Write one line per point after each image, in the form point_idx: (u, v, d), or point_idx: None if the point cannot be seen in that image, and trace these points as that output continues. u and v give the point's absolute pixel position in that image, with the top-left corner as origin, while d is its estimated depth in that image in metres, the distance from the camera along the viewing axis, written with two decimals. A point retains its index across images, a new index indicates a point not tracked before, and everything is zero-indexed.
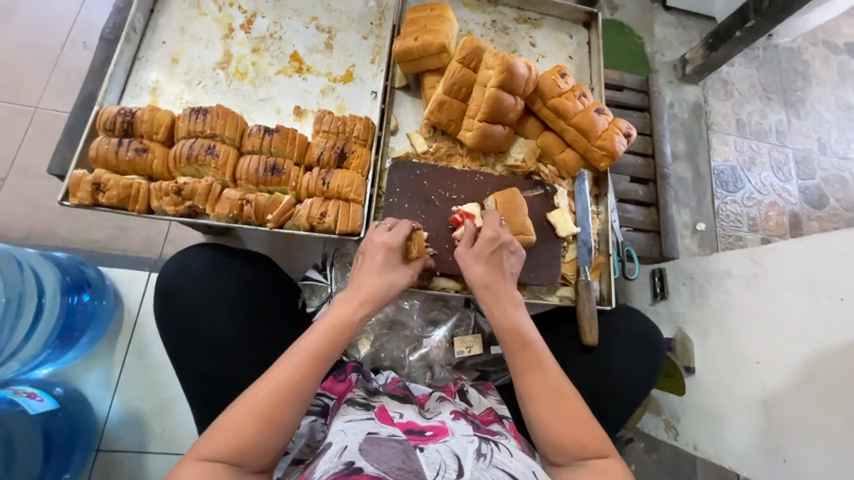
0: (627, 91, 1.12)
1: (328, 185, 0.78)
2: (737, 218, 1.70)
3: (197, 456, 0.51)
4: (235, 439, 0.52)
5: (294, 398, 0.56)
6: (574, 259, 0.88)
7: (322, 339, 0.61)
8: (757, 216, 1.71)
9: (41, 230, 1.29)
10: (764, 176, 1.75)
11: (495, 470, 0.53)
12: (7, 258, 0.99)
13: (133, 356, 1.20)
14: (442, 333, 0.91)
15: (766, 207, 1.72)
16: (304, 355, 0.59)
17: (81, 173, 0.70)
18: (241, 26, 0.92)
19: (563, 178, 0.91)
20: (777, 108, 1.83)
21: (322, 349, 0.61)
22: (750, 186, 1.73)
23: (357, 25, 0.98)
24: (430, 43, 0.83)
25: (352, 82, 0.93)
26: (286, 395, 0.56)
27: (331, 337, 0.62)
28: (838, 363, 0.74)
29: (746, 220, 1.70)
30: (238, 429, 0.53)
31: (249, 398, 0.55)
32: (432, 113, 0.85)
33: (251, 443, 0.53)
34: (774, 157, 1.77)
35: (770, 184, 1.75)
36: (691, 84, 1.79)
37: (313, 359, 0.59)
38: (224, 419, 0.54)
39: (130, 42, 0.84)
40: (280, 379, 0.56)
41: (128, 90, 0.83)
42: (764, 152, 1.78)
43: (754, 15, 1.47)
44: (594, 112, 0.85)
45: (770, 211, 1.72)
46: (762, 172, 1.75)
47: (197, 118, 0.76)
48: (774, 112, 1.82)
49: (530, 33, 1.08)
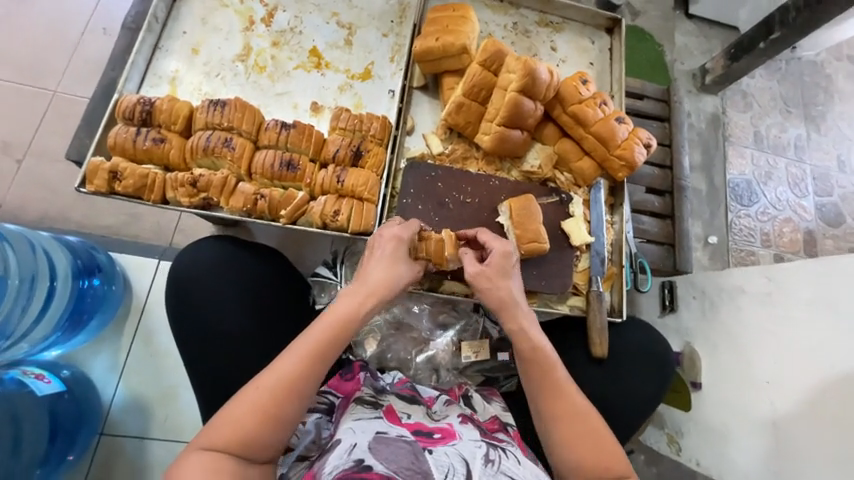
0: (647, 100, 1.10)
1: (343, 182, 0.77)
2: (750, 233, 1.67)
3: (201, 447, 0.52)
4: (235, 433, 0.53)
5: (293, 393, 0.57)
6: (585, 269, 0.87)
7: (322, 335, 0.60)
8: (771, 231, 1.68)
9: (55, 214, 1.30)
10: (780, 191, 1.72)
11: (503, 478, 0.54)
12: (22, 240, 1.00)
13: (139, 343, 1.21)
14: (449, 337, 0.90)
15: (780, 223, 1.69)
16: (305, 351, 0.59)
17: (99, 160, 0.70)
18: (261, 19, 0.92)
19: (579, 186, 0.90)
20: (797, 122, 1.79)
21: (323, 344, 0.60)
22: (765, 201, 1.70)
23: (377, 23, 0.97)
24: (451, 44, 0.83)
25: (370, 80, 0.93)
26: (285, 390, 0.56)
27: (333, 333, 0.61)
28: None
29: (759, 236, 1.67)
30: (240, 423, 0.54)
31: (248, 392, 0.56)
32: (449, 115, 0.85)
33: (251, 437, 0.54)
34: (791, 172, 1.74)
35: (785, 199, 1.71)
36: (710, 94, 1.76)
37: (313, 355, 0.59)
38: (224, 414, 0.55)
39: (152, 31, 0.85)
40: (278, 374, 0.57)
41: (147, 79, 0.83)
42: (781, 167, 1.75)
43: (779, 26, 1.44)
44: (615, 121, 0.84)
45: (784, 228, 1.69)
46: (778, 187, 1.72)
47: (215, 110, 0.76)
48: (794, 127, 1.79)
49: (552, 37, 1.07)
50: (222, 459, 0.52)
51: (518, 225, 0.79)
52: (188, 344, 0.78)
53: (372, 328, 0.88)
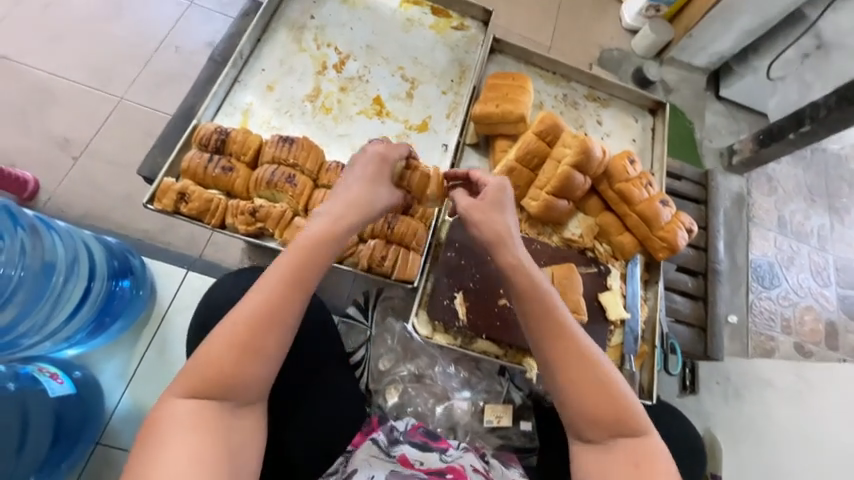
0: (685, 180, 1.13)
1: (393, 230, 0.80)
2: (771, 317, 1.65)
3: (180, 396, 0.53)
4: (212, 375, 0.53)
5: (271, 325, 0.56)
6: (618, 345, 0.86)
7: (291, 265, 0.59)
8: (792, 317, 1.66)
9: (99, 212, 1.35)
10: (802, 277, 1.71)
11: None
12: (72, 238, 1.05)
13: (154, 352, 1.20)
14: (471, 397, 0.89)
15: (802, 309, 1.67)
16: (274, 285, 0.58)
17: (171, 181, 0.75)
18: (333, 65, 0.99)
19: (616, 259, 0.92)
20: (820, 211, 1.81)
21: (294, 272, 0.59)
22: (786, 285, 1.69)
23: (438, 80, 1.04)
24: (510, 112, 0.89)
25: (426, 132, 0.98)
26: (259, 326, 0.56)
27: (304, 261, 0.60)
28: None
29: (779, 321, 1.65)
30: (216, 363, 0.54)
31: (222, 333, 0.55)
32: (499, 176, 0.88)
33: (232, 373, 0.54)
34: (813, 260, 1.74)
35: (807, 286, 1.70)
36: (737, 174, 1.77)
37: (288, 286, 0.58)
38: (200, 354, 0.55)
39: (235, 66, 0.91)
40: (245, 310, 0.56)
41: (223, 108, 0.89)
42: (803, 253, 1.75)
43: (809, 121, 1.48)
44: (659, 203, 0.86)
45: (805, 315, 1.67)
46: (800, 273, 1.72)
47: (284, 146, 0.81)
48: (817, 215, 1.81)
49: (598, 111, 1.12)
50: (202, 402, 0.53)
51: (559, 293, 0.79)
52: None
53: (395, 377, 0.88)
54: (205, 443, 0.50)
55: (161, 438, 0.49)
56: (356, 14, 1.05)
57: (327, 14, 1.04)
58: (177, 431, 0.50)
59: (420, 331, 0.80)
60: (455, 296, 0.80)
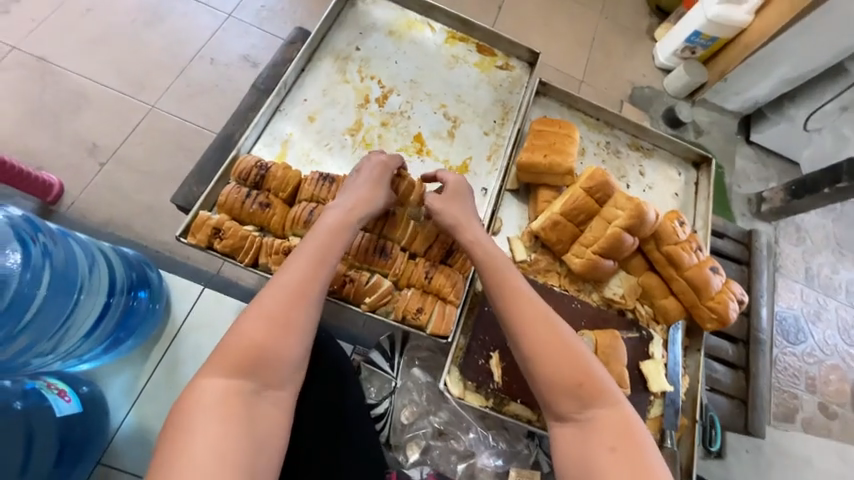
0: (726, 239, 1.09)
1: (430, 280, 0.76)
2: (795, 374, 1.55)
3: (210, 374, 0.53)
4: (244, 350, 0.55)
5: (300, 300, 0.59)
6: (657, 417, 0.80)
7: (316, 245, 0.64)
8: (817, 375, 1.56)
9: (120, 220, 1.33)
10: (829, 334, 1.62)
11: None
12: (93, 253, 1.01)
13: (163, 370, 1.16)
14: (496, 460, 0.82)
15: (827, 368, 1.57)
16: (297, 262, 0.61)
17: (207, 215, 0.72)
18: (376, 99, 0.97)
19: (658, 322, 0.87)
20: (849, 265, 1.75)
21: (318, 252, 0.63)
22: (813, 341, 1.60)
23: (481, 120, 1.01)
24: (559, 165, 0.86)
25: (465, 174, 0.95)
26: (288, 300, 0.58)
27: (326, 242, 0.64)
28: None
29: (804, 378, 1.54)
30: (249, 338, 0.55)
31: (253, 309, 0.57)
32: (542, 229, 0.85)
33: (262, 348, 0.55)
34: (841, 315, 1.67)
35: (834, 344, 1.62)
36: (764, 221, 1.70)
37: (313, 265, 0.62)
38: (231, 336, 0.56)
39: (278, 95, 0.90)
40: (273, 287, 0.59)
41: (263, 137, 0.87)
42: (831, 308, 1.67)
43: (847, 176, 1.41)
44: (709, 269, 0.82)
45: (831, 374, 1.57)
46: (827, 329, 1.63)
47: (324, 184, 0.78)
48: (846, 269, 1.74)
49: (640, 161, 1.09)
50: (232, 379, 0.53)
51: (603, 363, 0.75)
52: None
53: (418, 432, 0.83)
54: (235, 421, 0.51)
55: (194, 418, 0.50)
56: (401, 48, 1.04)
57: (373, 46, 1.03)
58: (209, 411, 0.51)
59: (451, 391, 0.75)
60: (490, 356, 0.76)
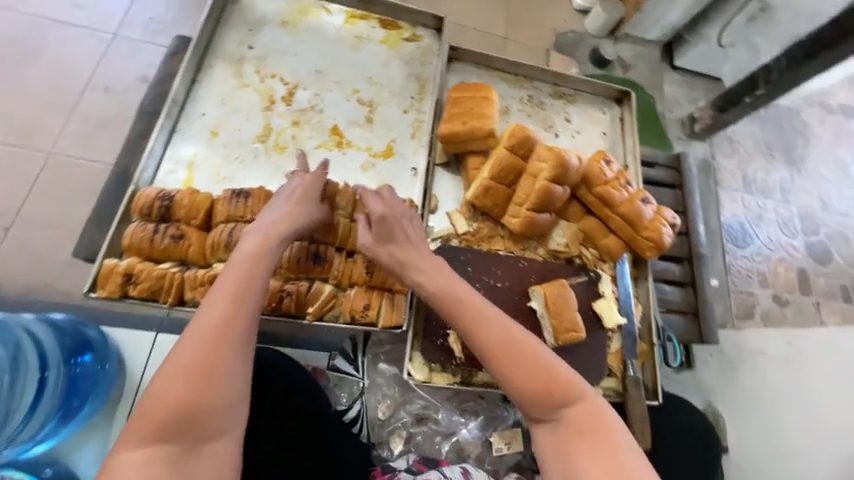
0: (658, 167, 1.12)
1: (373, 274, 0.74)
2: (748, 274, 1.70)
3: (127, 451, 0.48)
4: (159, 416, 0.49)
5: (218, 347, 0.53)
6: (618, 350, 0.85)
7: (228, 284, 0.57)
8: (767, 271, 1.71)
9: (44, 284, 1.21)
10: (771, 232, 1.77)
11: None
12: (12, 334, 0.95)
13: None
14: (477, 427, 0.85)
15: (775, 262, 1.73)
16: (210, 307, 0.55)
17: (114, 262, 0.66)
18: (281, 98, 0.91)
19: (604, 262, 0.90)
20: (779, 165, 1.87)
21: (232, 290, 0.57)
22: (758, 241, 1.75)
23: (398, 99, 0.97)
24: (479, 128, 0.83)
25: (392, 158, 0.92)
26: (203, 351, 0.52)
27: (241, 277, 0.58)
28: None
29: (756, 276, 1.70)
30: (163, 403, 0.49)
31: (165, 370, 0.50)
32: (476, 197, 0.84)
33: (189, 404, 0.50)
34: (779, 213, 1.80)
35: (777, 240, 1.76)
36: (699, 140, 1.79)
37: (236, 302, 0.56)
38: (149, 394, 0.50)
39: (170, 115, 0.82)
40: (183, 341, 0.53)
41: (163, 164, 0.80)
42: (770, 208, 1.81)
43: (764, 83, 1.46)
44: (641, 201, 0.85)
45: (779, 267, 1.72)
46: (770, 228, 1.77)
47: (238, 201, 0.73)
48: (777, 169, 1.86)
49: (566, 108, 1.09)
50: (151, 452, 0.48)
51: (551, 315, 0.78)
52: None
53: (398, 424, 0.83)
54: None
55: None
56: (298, 38, 0.96)
57: (267, 41, 0.94)
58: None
59: (416, 377, 0.76)
60: (448, 334, 0.76)
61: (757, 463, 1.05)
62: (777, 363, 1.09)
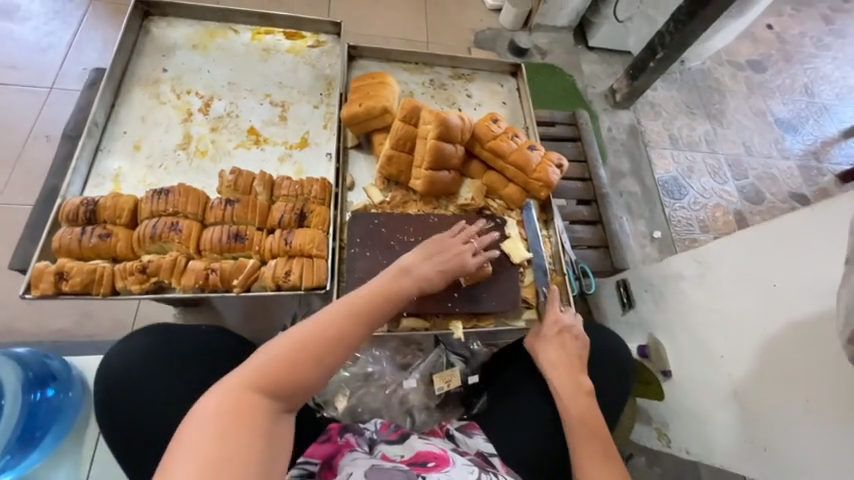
0: (558, 125, 1.26)
1: (291, 243, 0.83)
2: (689, 222, 1.82)
3: (229, 384, 0.50)
4: (268, 372, 0.51)
5: (343, 342, 0.57)
6: (533, 282, 0.94)
7: (377, 296, 0.63)
8: (706, 218, 1.83)
9: (5, 326, 1.24)
10: (704, 181, 1.90)
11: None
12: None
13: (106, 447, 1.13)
14: (418, 377, 0.96)
15: (712, 208, 1.85)
16: (353, 307, 0.60)
17: (44, 264, 0.73)
18: (198, 109, 1.00)
19: (511, 210, 0.99)
20: (701, 121, 2.03)
21: (374, 304, 0.62)
22: (693, 192, 1.88)
23: (308, 97, 1.08)
24: (373, 107, 0.94)
25: (307, 147, 1.01)
26: (334, 339, 0.56)
27: (384, 296, 0.64)
28: (793, 343, 0.83)
29: (697, 223, 1.82)
30: (276, 364, 0.52)
31: (261, 356, 0.53)
32: (383, 167, 0.94)
33: (270, 389, 0.51)
34: (709, 163, 1.94)
35: (710, 187, 1.89)
36: (623, 110, 1.97)
37: (355, 319, 0.59)
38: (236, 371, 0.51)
39: (92, 136, 0.90)
40: (334, 318, 0.58)
41: (91, 180, 0.88)
42: (699, 160, 1.94)
43: (661, 47, 1.65)
44: (528, 149, 0.96)
45: (716, 212, 1.85)
46: (702, 178, 1.91)
47: (159, 198, 0.81)
48: (700, 125, 2.02)
49: (466, 86, 1.21)
50: (242, 396, 0.49)
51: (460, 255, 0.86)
52: (137, 444, 0.75)
53: (341, 384, 0.95)
54: (229, 439, 0.45)
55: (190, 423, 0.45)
56: (209, 57, 1.07)
57: (180, 63, 1.05)
58: (205, 420, 0.46)
59: None
60: None
61: (691, 373, 1.08)
62: (695, 284, 1.07)
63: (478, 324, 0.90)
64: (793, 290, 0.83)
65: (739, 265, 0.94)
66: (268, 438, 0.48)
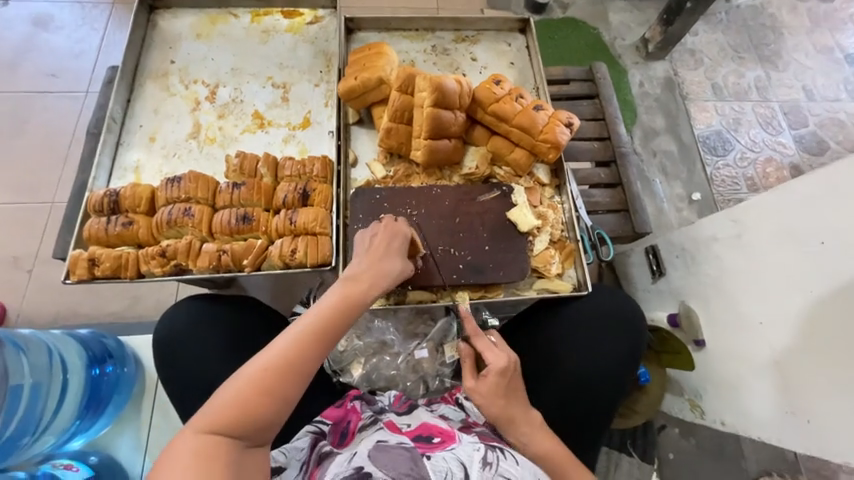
0: (572, 83, 1.27)
1: (295, 222, 0.85)
2: (734, 181, 1.62)
3: (193, 431, 0.56)
4: (239, 402, 0.58)
5: (293, 374, 0.61)
6: (543, 251, 0.91)
7: (324, 317, 0.65)
8: (756, 175, 1.62)
9: (68, 310, 1.39)
10: (754, 133, 1.67)
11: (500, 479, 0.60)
12: (40, 345, 1.07)
13: (160, 414, 1.23)
14: (429, 345, 0.96)
15: (762, 164, 1.64)
16: (300, 337, 0.63)
17: (79, 252, 0.80)
18: (205, 97, 1.03)
19: (519, 176, 0.95)
20: (752, 65, 1.77)
21: (321, 328, 0.64)
22: (741, 146, 1.66)
23: (308, 76, 1.07)
24: (368, 79, 0.92)
25: (310, 127, 1.02)
26: (284, 373, 0.60)
27: (333, 316, 0.66)
28: (843, 306, 0.72)
29: (744, 181, 1.61)
30: (236, 403, 0.58)
31: (234, 384, 0.59)
32: (382, 140, 0.93)
33: (247, 416, 0.57)
34: (760, 113, 1.70)
35: (761, 140, 1.67)
36: (658, 60, 1.75)
37: (316, 337, 0.64)
38: (215, 400, 0.58)
39: (112, 131, 0.96)
40: (282, 353, 0.61)
41: (115, 173, 0.94)
42: (748, 110, 1.71)
43: None
44: (533, 110, 0.91)
45: (768, 168, 1.63)
46: (751, 130, 1.68)
47: (174, 186, 0.86)
48: (750, 70, 1.77)
49: (470, 49, 1.12)
50: (213, 432, 0.56)
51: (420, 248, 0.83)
52: (187, 403, 0.85)
53: (356, 353, 0.95)
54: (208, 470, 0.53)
55: (162, 472, 0.52)
56: (213, 44, 1.08)
57: (187, 53, 1.07)
58: (188, 455, 0.53)
59: None
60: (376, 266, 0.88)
61: (727, 343, 0.97)
62: (729, 247, 0.95)
63: (485, 295, 0.88)
64: (844, 248, 0.72)
65: (780, 221, 0.83)
66: (238, 465, 0.55)
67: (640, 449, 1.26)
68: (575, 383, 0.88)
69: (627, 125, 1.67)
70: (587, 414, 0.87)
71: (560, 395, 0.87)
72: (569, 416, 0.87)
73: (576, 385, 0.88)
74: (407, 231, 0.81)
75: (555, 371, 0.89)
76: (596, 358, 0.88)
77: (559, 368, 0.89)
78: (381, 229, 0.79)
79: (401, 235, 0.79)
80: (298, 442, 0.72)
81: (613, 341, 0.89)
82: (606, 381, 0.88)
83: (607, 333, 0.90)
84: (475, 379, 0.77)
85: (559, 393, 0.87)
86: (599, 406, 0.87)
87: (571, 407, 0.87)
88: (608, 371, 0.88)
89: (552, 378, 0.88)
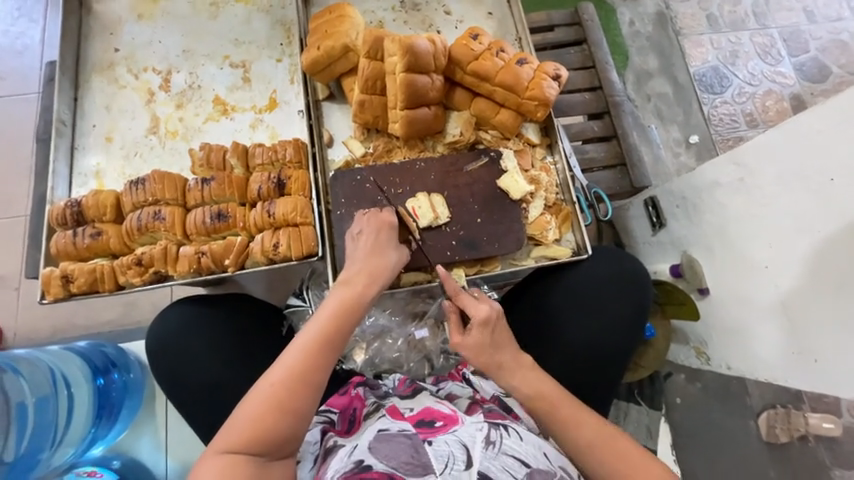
0: (559, 28, 1.22)
1: (274, 215, 0.80)
2: (732, 118, 1.54)
3: (214, 453, 0.55)
4: (254, 421, 0.56)
5: (304, 386, 0.59)
6: (538, 217, 0.87)
7: (328, 324, 0.63)
8: (754, 109, 1.54)
9: (63, 323, 1.26)
10: (751, 65, 1.57)
11: (504, 457, 0.59)
12: (38, 366, 1.00)
13: (172, 412, 1.17)
14: (431, 322, 0.95)
15: (761, 98, 1.55)
16: (305, 347, 0.61)
17: (49, 269, 0.77)
18: (160, 87, 0.94)
19: (508, 139, 0.89)
20: None
21: (326, 335, 0.62)
22: (738, 80, 1.56)
23: (268, 50, 0.97)
24: (333, 48, 0.84)
25: (278, 108, 0.94)
26: (294, 386, 0.59)
27: (336, 320, 0.64)
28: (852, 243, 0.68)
29: (742, 117, 1.53)
30: (251, 421, 0.56)
31: (249, 403, 0.58)
32: (356, 115, 0.86)
33: (263, 435, 0.56)
34: (757, 42, 1.59)
35: (759, 72, 1.57)
36: None
37: (320, 347, 0.61)
38: (232, 420, 0.57)
39: (63, 134, 0.89)
40: (291, 366, 0.60)
41: (75, 181, 0.88)
42: (746, 40, 1.60)
43: None
44: (517, 64, 0.84)
45: (767, 101, 1.55)
46: (748, 62, 1.58)
47: (138, 189, 0.81)
48: None
49: (443, 1, 1.01)
50: (232, 454, 0.55)
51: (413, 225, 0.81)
52: (189, 411, 0.84)
53: (356, 338, 0.94)
54: None
55: None
56: (158, 26, 0.97)
57: (130, 38, 0.97)
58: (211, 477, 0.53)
59: None
60: None
61: (732, 289, 0.94)
62: (731, 193, 0.90)
63: (482, 269, 0.85)
64: None
65: (787, 162, 0.77)
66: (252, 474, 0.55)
67: (647, 397, 1.28)
68: (588, 349, 0.87)
69: (619, 69, 1.56)
70: (597, 380, 0.87)
71: (571, 365, 0.86)
72: (580, 385, 0.87)
73: (585, 353, 0.87)
74: (393, 220, 0.76)
75: (561, 339, 0.87)
76: (599, 321, 0.87)
77: (566, 335, 0.87)
78: (366, 222, 0.76)
79: (386, 227, 0.75)
80: (309, 435, 0.70)
81: (619, 304, 0.88)
82: (613, 343, 0.87)
83: (618, 294, 0.88)
84: (460, 333, 0.72)
85: (574, 361, 0.86)
86: (608, 369, 0.87)
87: (579, 371, 0.86)
88: (617, 335, 0.87)
89: (559, 346, 0.87)
